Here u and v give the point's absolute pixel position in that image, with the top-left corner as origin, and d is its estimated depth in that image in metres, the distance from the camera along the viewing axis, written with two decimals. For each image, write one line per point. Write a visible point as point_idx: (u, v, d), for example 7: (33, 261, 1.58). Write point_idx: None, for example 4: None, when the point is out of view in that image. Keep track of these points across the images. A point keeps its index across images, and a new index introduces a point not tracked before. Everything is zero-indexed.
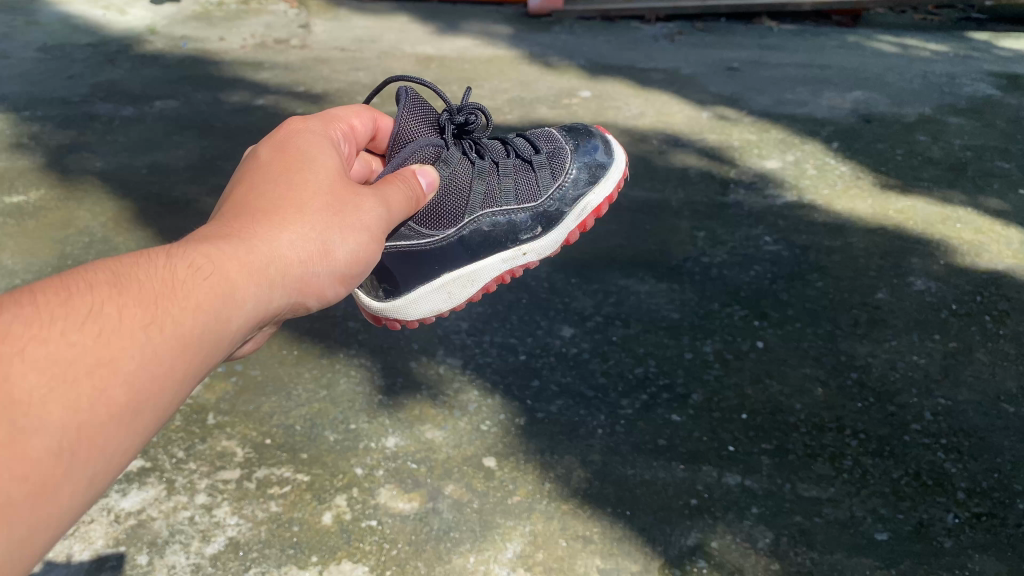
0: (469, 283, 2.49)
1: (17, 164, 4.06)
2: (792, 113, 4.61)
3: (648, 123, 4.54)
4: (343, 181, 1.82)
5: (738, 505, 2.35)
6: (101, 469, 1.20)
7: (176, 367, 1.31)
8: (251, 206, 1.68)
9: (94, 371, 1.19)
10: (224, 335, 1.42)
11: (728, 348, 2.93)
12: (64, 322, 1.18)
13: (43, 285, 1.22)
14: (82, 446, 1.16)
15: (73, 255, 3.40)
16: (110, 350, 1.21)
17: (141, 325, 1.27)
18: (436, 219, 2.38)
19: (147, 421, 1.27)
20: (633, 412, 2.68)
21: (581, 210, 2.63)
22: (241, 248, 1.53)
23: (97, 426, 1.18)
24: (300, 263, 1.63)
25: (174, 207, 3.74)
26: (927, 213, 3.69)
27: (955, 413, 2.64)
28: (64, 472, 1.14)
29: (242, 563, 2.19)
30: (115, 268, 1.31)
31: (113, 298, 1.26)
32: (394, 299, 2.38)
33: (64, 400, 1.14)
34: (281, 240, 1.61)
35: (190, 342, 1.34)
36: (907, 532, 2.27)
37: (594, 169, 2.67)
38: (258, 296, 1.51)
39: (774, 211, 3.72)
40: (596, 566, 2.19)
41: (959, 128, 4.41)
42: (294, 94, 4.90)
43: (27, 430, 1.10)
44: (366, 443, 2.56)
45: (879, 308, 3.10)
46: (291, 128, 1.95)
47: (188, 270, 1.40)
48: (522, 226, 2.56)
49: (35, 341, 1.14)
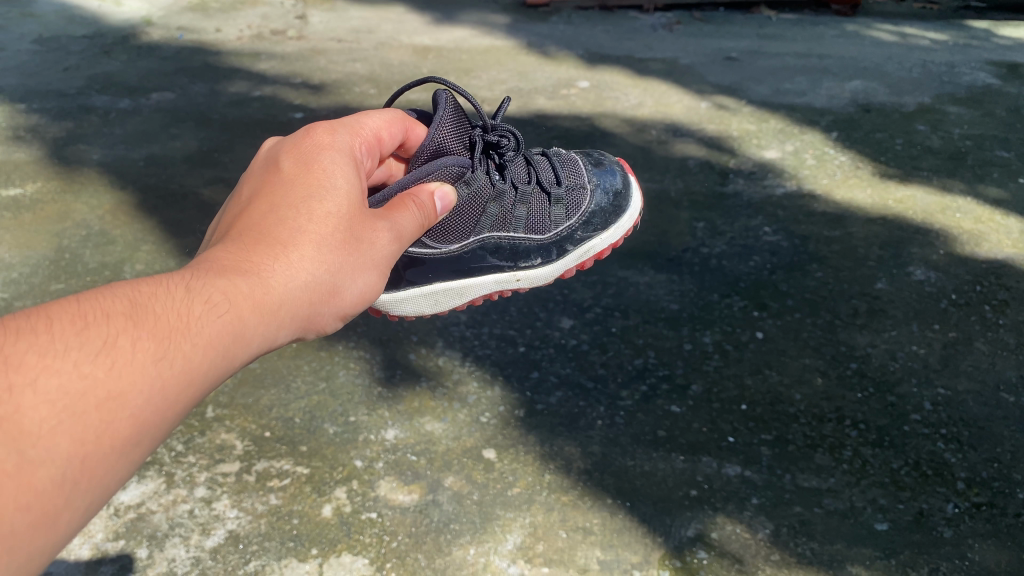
0: (459, 296, 2.49)
1: (14, 156, 4.04)
2: (792, 103, 4.59)
3: (647, 113, 4.53)
4: (361, 210, 1.82)
5: (737, 496, 2.36)
6: (97, 499, 1.22)
7: (182, 405, 1.33)
8: (265, 229, 1.68)
9: (103, 405, 1.21)
10: (229, 372, 1.44)
11: (727, 338, 2.93)
12: (77, 353, 1.20)
13: (61, 307, 1.24)
14: (82, 479, 1.18)
15: (71, 248, 3.38)
16: (120, 384, 1.23)
17: (153, 359, 1.28)
18: (443, 234, 2.37)
19: (146, 455, 1.28)
20: (633, 403, 2.68)
21: (585, 252, 2.69)
22: (254, 280, 1.54)
23: (100, 459, 1.20)
24: (310, 297, 1.64)
25: (172, 199, 3.73)
26: (927, 202, 3.68)
27: (955, 403, 2.64)
28: (63, 503, 1.16)
29: (243, 555, 2.19)
30: (132, 297, 1.32)
31: (128, 330, 1.27)
32: (386, 295, 2.33)
33: (71, 433, 1.16)
34: (295, 271, 1.62)
35: (198, 379, 1.36)
36: (907, 521, 2.27)
37: (608, 214, 2.70)
38: (266, 331, 1.53)
39: (774, 201, 3.71)
40: (597, 557, 2.19)
41: (959, 117, 4.39)
42: (292, 85, 4.87)
43: (34, 461, 1.12)
44: (366, 436, 2.55)
45: (878, 298, 3.09)
46: (320, 139, 1.93)
47: (203, 303, 1.42)
48: (524, 253, 2.57)
49: (48, 371, 1.16)
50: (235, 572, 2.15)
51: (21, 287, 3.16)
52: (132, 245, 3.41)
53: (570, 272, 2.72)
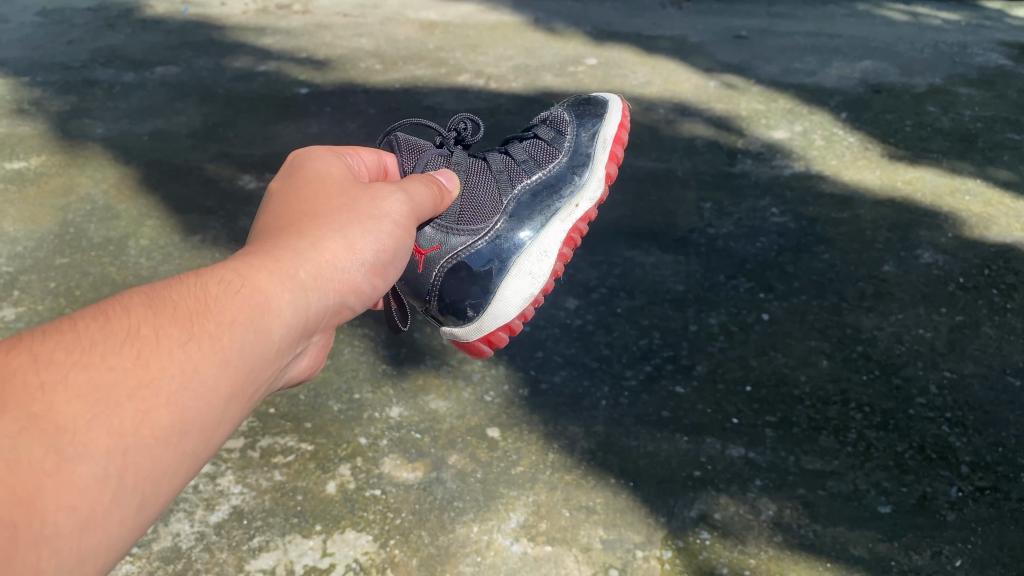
0: (545, 257, 2.49)
1: (18, 129, 4.03)
2: (801, 83, 4.55)
3: (655, 92, 4.49)
4: (354, 202, 1.89)
5: (741, 477, 2.36)
6: (148, 492, 1.22)
7: (220, 384, 1.35)
8: (273, 232, 1.73)
9: (136, 394, 1.22)
10: (264, 350, 1.46)
11: (733, 320, 2.92)
12: (103, 346, 1.22)
13: (82, 311, 1.27)
14: (128, 473, 1.18)
15: (75, 223, 3.38)
16: (151, 371, 1.25)
17: (179, 344, 1.30)
18: (476, 215, 2.43)
19: (191, 444, 1.29)
20: (638, 383, 2.68)
21: (604, 143, 2.72)
22: (270, 265, 1.57)
23: (142, 450, 1.21)
24: (326, 277, 1.68)
25: (177, 174, 3.72)
26: (935, 184, 3.65)
27: (961, 386, 2.63)
28: (112, 499, 1.16)
29: (247, 531, 2.20)
30: (149, 292, 1.35)
31: (150, 318, 1.30)
32: (479, 312, 2.43)
33: (108, 426, 1.17)
34: (307, 257, 1.66)
35: (230, 358, 1.38)
36: (910, 505, 2.27)
37: (590, 113, 2.79)
38: (293, 306, 1.56)
39: (782, 182, 3.69)
40: (599, 537, 2.20)
41: (970, 99, 4.35)
42: (297, 60, 4.83)
43: (74, 458, 1.13)
44: (370, 413, 2.56)
45: (886, 281, 3.07)
46: (302, 161, 2.04)
47: (221, 284, 1.45)
48: (559, 182, 2.61)
49: (76, 366, 1.18)
50: (240, 547, 2.16)
51: (26, 261, 3.15)
52: (136, 220, 3.40)
53: (614, 170, 2.71)
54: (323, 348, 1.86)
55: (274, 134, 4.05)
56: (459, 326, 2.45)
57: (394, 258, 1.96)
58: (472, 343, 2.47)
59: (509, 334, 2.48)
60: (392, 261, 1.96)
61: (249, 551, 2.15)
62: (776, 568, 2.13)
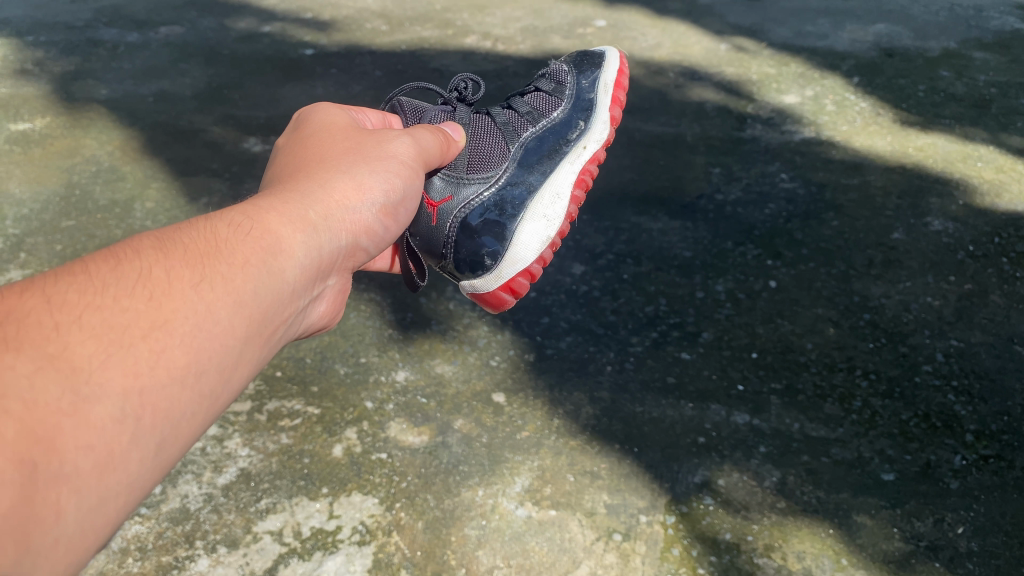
0: (559, 198, 2.49)
1: (23, 90, 4.00)
2: (813, 46, 4.48)
3: (664, 54, 4.44)
4: (360, 150, 1.91)
5: (746, 444, 2.36)
6: (166, 433, 1.24)
7: (235, 323, 1.36)
8: (282, 181, 1.75)
9: (151, 334, 1.23)
10: (278, 290, 1.48)
11: (740, 287, 2.91)
12: (116, 286, 1.24)
13: (92, 255, 1.29)
14: (145, 414, 1.19)
15: (81, 185, 3.37)
16: (164, 312, 1.26)
17: (191, 284, 1.32)
18: (486, 163, 2.42)
19: (208, 385, 1.31)
20: (643, 350, 2.68)
21: (605, 88, 2.75)
22: (280, 208, 1.59)
23: (159, 390, 1.22)
24: (336, 220, 1.69)
25: (182, 136, 3.69)
26: (947, 150, 3.61)
27: (967, 355, 2.63)
28: (130, 439, 1.18)
29: (254, 493, 2.22)
30: (160, 236, 1.37)
31: (161, 260, 1.32)
32: (499, 259, 2.40)
33: (123, 365, 1.18)
34: (315, 201, 1.68)
35: (243, 298, 1.39)
36: (914, 472, 2.27)
37: (587, 61, 2.80)
38: (304, 246, 1.57)
39: (791, 147, 3.65)
40: (603, 501, 2.21)
41: (984, 64, 4.28)
42: (302, 21, 4.78)
43: (89, 398, 1.13)
44: (376, 377, 2.57)
45: (895, 249, 3.06)
46: (310, 116, 2.07)
47: (229, 226, 1.46)
48: (566, 128, 2.62)
49: (91, 306, 1.19)
50: (247, 509, 2.18)
51: (32, 223, 3.15)
52: (142, 182, 3.39)
53: (617, 113, 2.74)
54: (340, 294, 1.85)
55: (279, 96, 4.02)
56: (478, 277, 2.43)
57: (401, 203, 1.97)
58: (493, 293, 2.45)
59: (530, 279, 2.46)
60: (403, 204, 1.97)
61: (257, 513, 2.17)
62: (779, 533, 2.13)
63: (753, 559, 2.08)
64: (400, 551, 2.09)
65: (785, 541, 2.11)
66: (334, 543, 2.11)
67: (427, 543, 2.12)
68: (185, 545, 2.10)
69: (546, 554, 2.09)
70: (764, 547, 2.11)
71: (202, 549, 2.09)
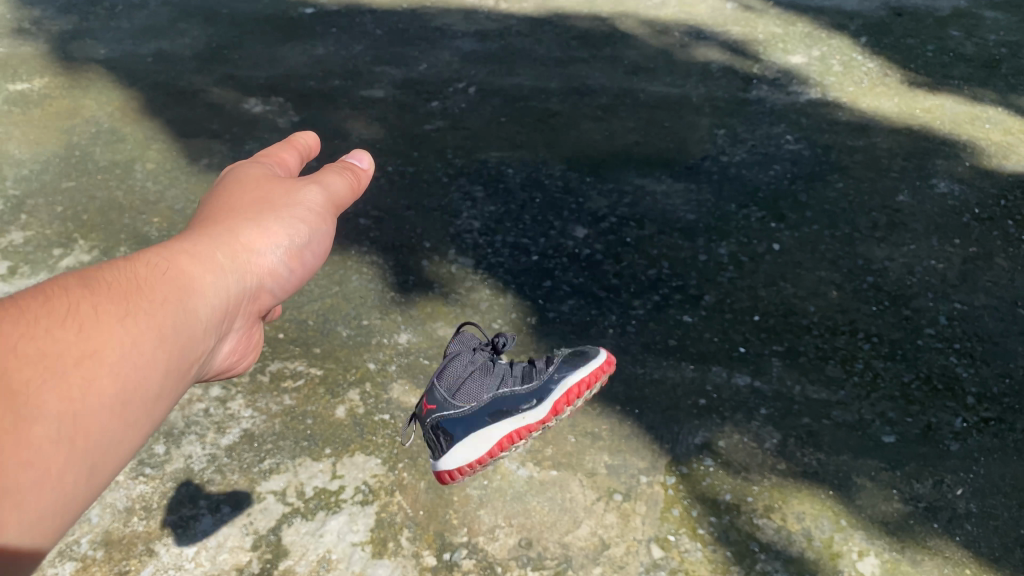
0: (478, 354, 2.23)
1: (20, 49, 3.96)
2: (821, 5, 4.41)
3: (670, 13, 4.37)
4: (284, 189, 1.82)
5: (747, 406, 2.37)
6: (97, 461, 1.17)
7: (160, 359, 1.30)
8: (205, 221, 1.68)
9: (81, 363, 1.18)
10: (192, 330, 1.41)
11: (743, 250, 2.89)
12: (47, 321, 1.18)
13: (19, 290, 1.23)
14: (77, 439, 1.14)
15: (81, 146, 3.35)
16: (92, 343, 1.21)
17: (118, 319, 1.26)
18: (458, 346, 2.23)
19: (140, 413, 1.25)
20: (645, 313, 2.67)
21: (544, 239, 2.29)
22: (196, 255, 1.51)
23: (88, 416, 1.16)
24: (240, 265, 1.60)
25: (182, 97, 3.66)
26: (955, 112, 3.57)
27: (971, 318, 2.62)
28: (64, 462, 1.11)
29: (258, 453, 2.24)
30: (84, 276, 1.30)
31: (87, 296, 1.26)
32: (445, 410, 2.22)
33: (55, 392, 1.13)
34: (223, 249, 1.59)
35: (167, 336, 1.33)
36: (915, 435, 2.28)
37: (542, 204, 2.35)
38: (213, 289, 1.50)
39: (797, 108, 3.61)
40: (605, 462, 2.23)
41: (995, 23, 4.22)
42: None
43: (27, 418, 1.08)
44: (378, 339, 2.57)
45: (900, 211, 3.03)
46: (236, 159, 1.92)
47: (148, 266, 1.39)
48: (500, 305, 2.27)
49: (23, 337, 1.14)
50: (251, 469, 2.20)
51: (33, 184, 3.14)
52: (142, 143, 3.37)
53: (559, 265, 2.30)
54: (248, 337, 1.73)
55: (279, 56, 3.97)
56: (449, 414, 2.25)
57: (314, 246, 1.80)
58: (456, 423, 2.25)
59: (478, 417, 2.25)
60: (315, 250, 1.82)
61: (260, 473, 2.19)
62: (779, 494, 2.14)
63: (752, 519, 2.09)
64: (402, 511, 2.11)
65: (785, 502, 2.12)
66: (337, 503, 2.12)
67: (429, 503, 2.13)
68: (189, 504, 2.12)
69: (547, 513, 2.11)
70: (764, 507, 2.12)
71: (206, 508, 2.11)
